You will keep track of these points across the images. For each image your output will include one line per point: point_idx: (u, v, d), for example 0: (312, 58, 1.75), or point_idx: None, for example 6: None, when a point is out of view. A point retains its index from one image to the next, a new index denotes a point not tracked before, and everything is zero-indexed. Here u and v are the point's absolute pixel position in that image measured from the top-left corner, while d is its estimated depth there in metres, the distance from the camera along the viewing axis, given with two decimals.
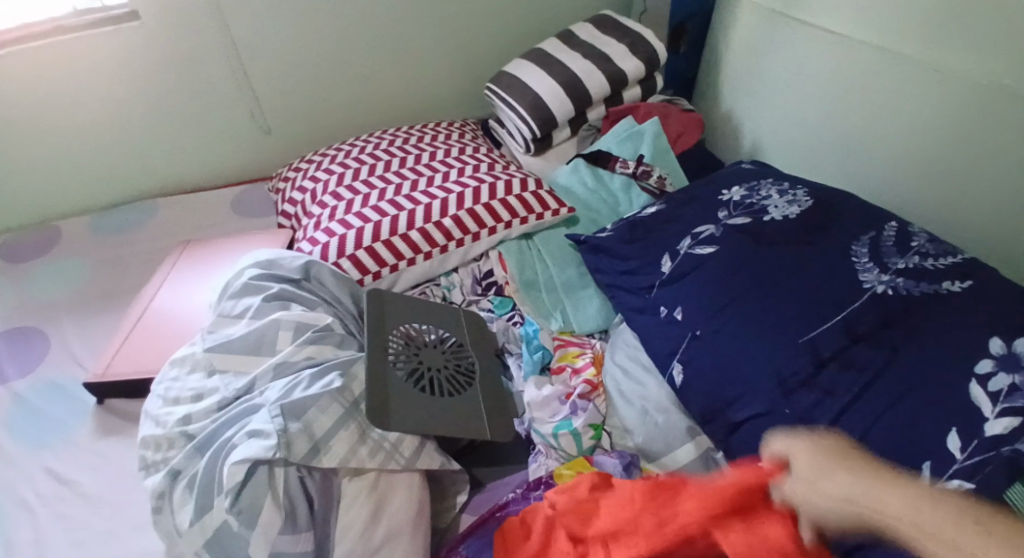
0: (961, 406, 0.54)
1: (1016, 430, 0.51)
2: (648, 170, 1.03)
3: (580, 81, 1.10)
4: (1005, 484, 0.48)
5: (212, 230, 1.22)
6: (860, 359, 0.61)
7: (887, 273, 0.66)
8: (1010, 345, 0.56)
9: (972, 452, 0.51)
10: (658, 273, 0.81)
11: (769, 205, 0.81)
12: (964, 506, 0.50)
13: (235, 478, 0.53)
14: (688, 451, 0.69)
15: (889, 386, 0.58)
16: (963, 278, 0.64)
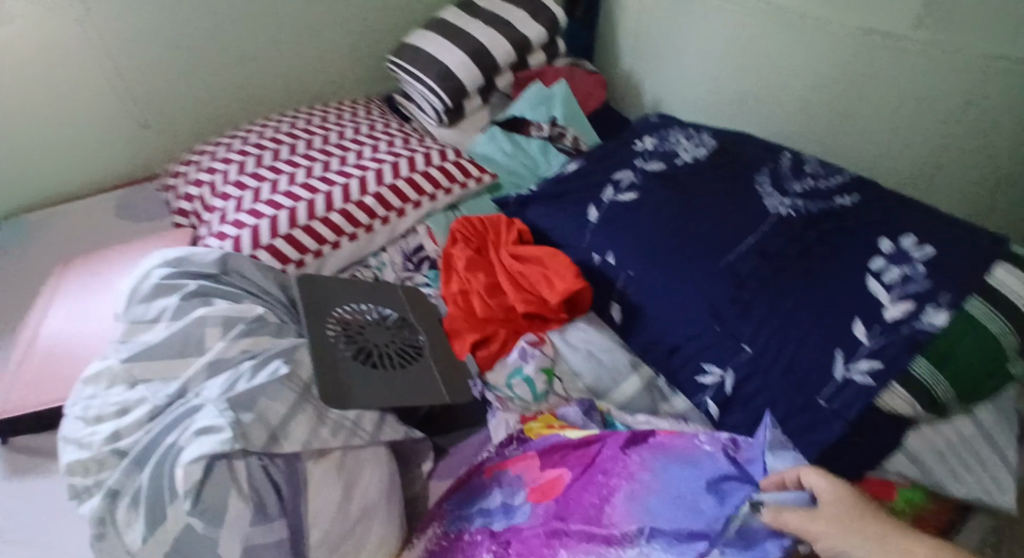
0: (865, 302, 0.61)
1: (911, 312, 0.59)
2: (562, 132, 1.06)
3: (486, 49, 1.10)
4: (908, 359, 0.58)
5: (102, 238, 1.11)
6: (773, 277, 0.67)
7: (788, 197, 0.72)
8: (897, 243, 0.63)
9: (875, 333, 0.60)
10: (587, 224, 0.85)
11: (678, 149, 0.85)
12: (874, 381, 0.58)
13: (192, 478, 0.47)
14: (634, 383, 0.78)
15: (803, 293, 0.65)
16: (851, 194, 0.70)
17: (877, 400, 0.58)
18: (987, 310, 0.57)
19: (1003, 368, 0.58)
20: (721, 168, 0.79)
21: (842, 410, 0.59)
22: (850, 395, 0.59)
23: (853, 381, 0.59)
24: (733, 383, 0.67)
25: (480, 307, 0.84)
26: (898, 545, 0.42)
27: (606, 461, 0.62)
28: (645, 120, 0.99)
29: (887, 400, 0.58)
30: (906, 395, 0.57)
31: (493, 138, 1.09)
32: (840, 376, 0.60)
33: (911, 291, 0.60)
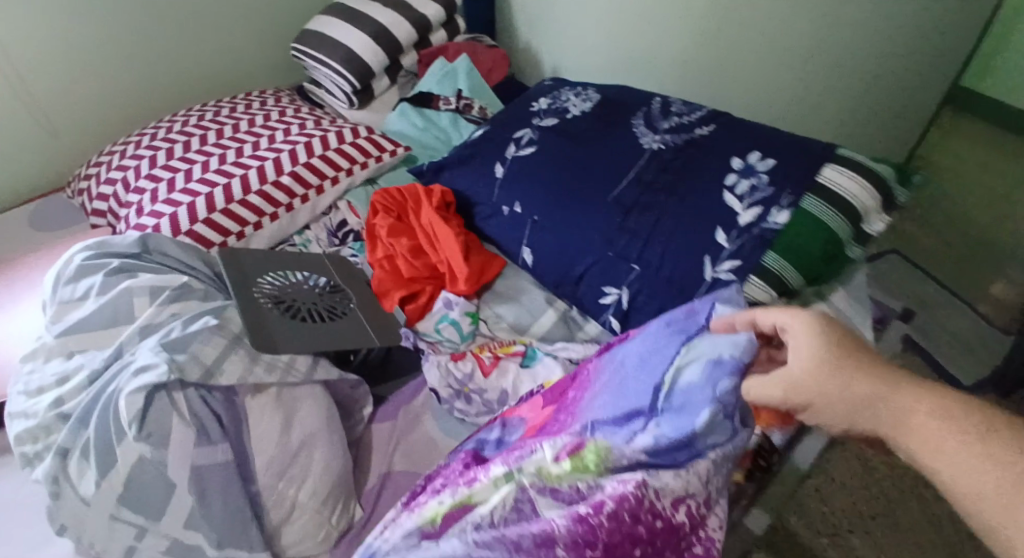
0: (723, 212, 0.72)
1: (760, 215, 0.70)
2: (469, 104, 1.13)
3: (387, 30, 1.16)
4: (760, 255, 0.69)
5: (17, 247, 1.09)
6: (651, 202, 0.77)
7: (660, 133, 0.82)
8: (745, 160, 0.74)
9: (733, 237, 0.71)
10: (494, 180, 0.93)
11: (568, 105, 0.94)
12: (736, 276, 0.69)
13: (134, 407, 0.52)
14: (550, 317, 0.87)
15: (674, 211, 0.75)
16: (710, 124, 0.81)
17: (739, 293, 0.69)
18: (820, 205, 0.69)
19: (840, 253, 0.70)
20: (603, 117, 0.89)
21: (714, 304, 0.70)
22: (719, 291, 0.70)
23: (719, 280, 0.70)
24: (628, 299, 0.77)
25: (405, 268, 0.90)
26: (889, 400, 0.38)
27: (583, 378, 0.62)
28: (540, 85, 1.06)
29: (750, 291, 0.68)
30: (763, 285, 0.68)
31: (403, 115, 1.15)
32: (710, 276, 0.71)
33: (758, 197, 0.71)
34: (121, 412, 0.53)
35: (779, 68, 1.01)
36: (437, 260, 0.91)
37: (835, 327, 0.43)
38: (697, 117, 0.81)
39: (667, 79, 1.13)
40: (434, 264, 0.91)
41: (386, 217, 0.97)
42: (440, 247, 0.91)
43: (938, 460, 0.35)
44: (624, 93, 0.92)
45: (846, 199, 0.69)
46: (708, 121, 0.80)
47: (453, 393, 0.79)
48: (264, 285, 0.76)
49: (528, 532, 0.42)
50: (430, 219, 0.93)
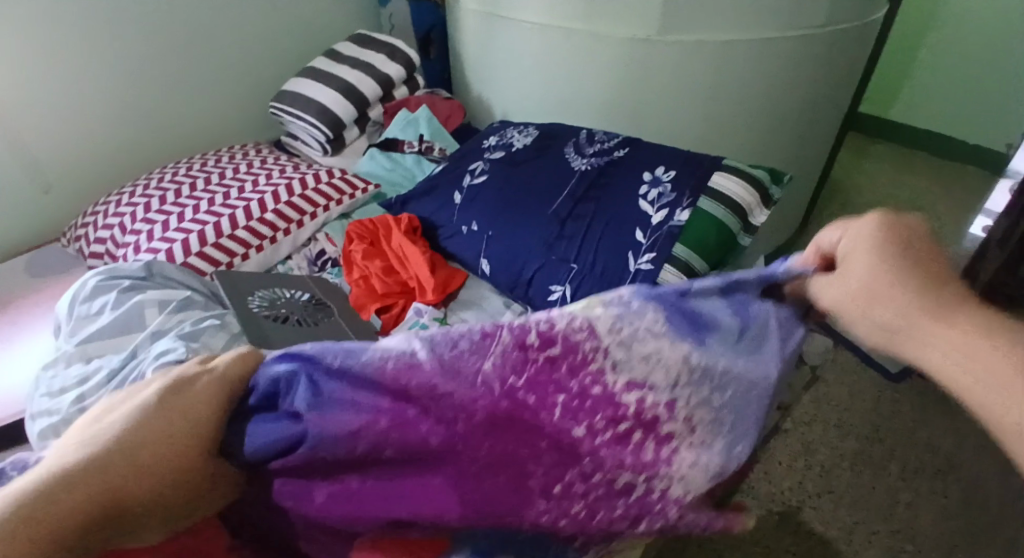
0: (639, 216, 0.88)
1: (669, 215, 0.86)
2: (430, 146, 1.30)
3: (355, 87, 1.34)
4: (671, 247, 0.84)
5: (16, 290, 1.17)
6: (582, 212, 0.93)
7: (588, 157, 0.99)
8: (654, 173, 0.91)
9: (649, 234, 0.86)
10: (453, 206, 1.07)
11: (513, 140, 1.11)
12: (653, 266, 0.85)
13: (160, 379, 0.65)
14: (508, 318, 1.00)
15: (601, 218, 0.91)
16: (628, 146, 0.98)
17: (657, 279, 0.84)
18: (710, 204, 0.86)
19: (734, 242, 0.86)
20: (542, 149, 1.06)
21: None
22: (641, 278, 0.85)
23: (640, 270, 0.85)
24: (570, 294, 0.91)
25: (379, 285, 1.03)
26: (913, 324, 0.42)
27: None
28: (489, 126, 1.23)
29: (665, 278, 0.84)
30: (674, 270, 0.84)
31: (372, 159, 1.30)
32: (633, 268, 0.86)
33: (666, 201, 0.87)
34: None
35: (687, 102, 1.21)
36: (407, 277, 1.05)
37: (893, 240, 0.46)
38: (616, 142, 0.98)
39: (592, 115, 1.30)
40: (403, 281, 1.05)
41: (361, 244, 1.10)
42: (409, 266, 1.05)
43: (962, 379, 0.39)
44: (560, 128, 1.09)
45: (735, 198, 0.86)
46: (625, 145, 0.98)
47: None
48: (257, 299, 0.89)
49: (470, 331, 0.49)
50: (400, 243, 1.08)
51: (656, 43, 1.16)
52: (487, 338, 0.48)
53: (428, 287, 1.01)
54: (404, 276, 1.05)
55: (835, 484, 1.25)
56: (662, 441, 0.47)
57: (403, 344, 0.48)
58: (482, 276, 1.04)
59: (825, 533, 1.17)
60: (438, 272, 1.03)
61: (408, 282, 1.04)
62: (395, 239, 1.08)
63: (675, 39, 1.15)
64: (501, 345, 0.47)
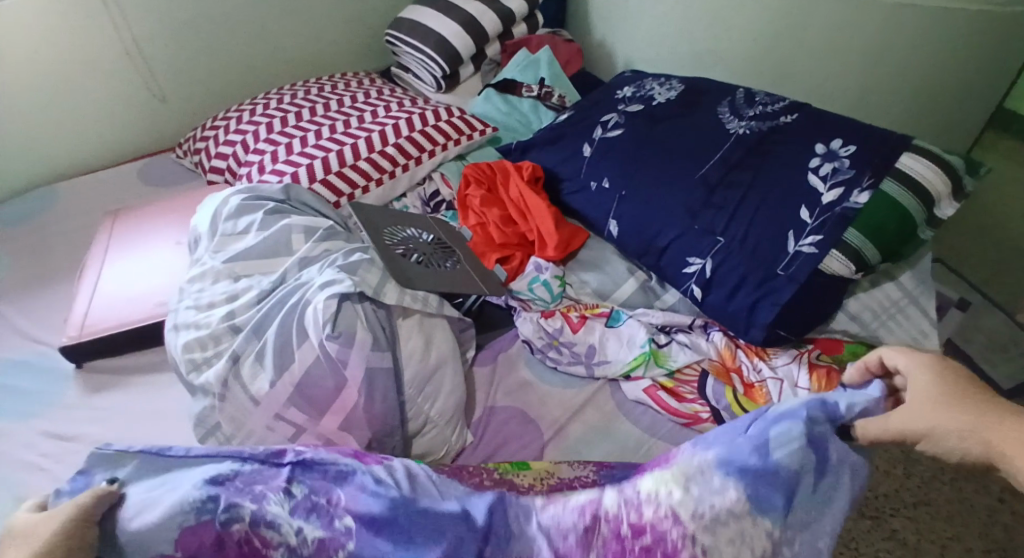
0: (806, 193, 0.81)
1: (840, 197, 0.79)
2: (549, 91, 1.22)
3: (477, 20, 1.26)
4: (841, 231, 0.77)
5: (131, 199, 1.18)
6: (736, 181, 0.86)
7: (745, 120, 0.91)
8: (827, 146, 0.83)
9: (816, 214, 0.79)
10: (583, 159, 1.01)
11: (654, 93, 1.03)
12: (817, 249, 0.78)
13: (328, 310, 0.62)
14: (631, 285, 0.95)
15: (759, 190, 0.84)
16: (792, 114, 0.90)
17: (819, 264, 0.77)
18: (895, 186, 0.79)
19: (909, 231, 0.79)
20: (687, 108, 0.97)
21: (795, 273, 0.78)
22: (801, 261, 0.78)
23: (801, 252, 0.79)
24: (712, 268, 0.84)
25: (498, 234, 0.98)
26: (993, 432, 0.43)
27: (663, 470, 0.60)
28: (620, 77, 1.15)
29: (827, 263, 0.77)
30: (840, 256, 0.77)
31: (488, 99, 1.24)
32: (792, 249, 0.79)
33: (839, 180, 0.80)
34: (318, 312, 0.62)
35: (841, 69, 1.10)
36: (526, 230, 1.00)
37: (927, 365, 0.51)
38: (780, 107, 0.90)
39: (726, 73, 1.20)
40: (523, 233, 1.00)
41: (477, 188, 1.05)
42: (528, 218, 1.00)
43: None
44: (707, 86, 1.01)
45: (920, 182, 0.79)
46: (791, 112, 0.89)
47: (545, 343, 0.87)
48: (389, 236, 0.85)
49: (576, 521, 0.52)
50: (521, 192, 1.02)
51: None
52: (590, 530, 0.51)
53: (551, 243, 0.96)
54: (522, 228, 1.00)
55: (928, 494, 1.18)
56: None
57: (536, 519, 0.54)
58: (607, 238, 0.99)
59: (918, 543, 1.12)
60: (562, 228, 0.98)
61: (527, 236, 0.99)
62: (516, 188, 1.02)
63: None
64: (602, 539, 0.51)
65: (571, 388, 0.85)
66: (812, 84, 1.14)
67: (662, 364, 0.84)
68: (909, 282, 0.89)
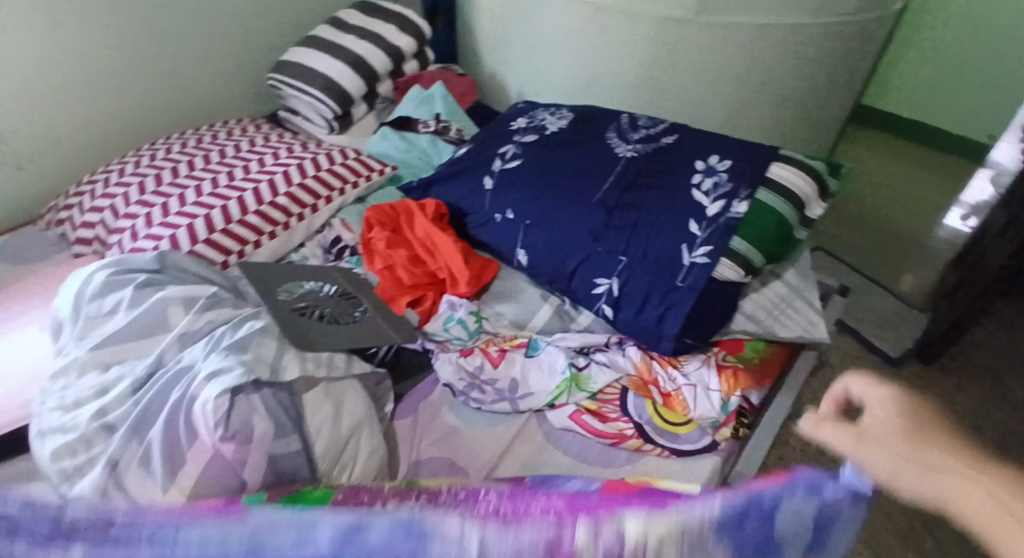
0: (694, 207, 0.86)
1: (723, 208, 0.85)
2: (446, 126, 1.23)
3: (363, 59, 1.25)
4: (728, 240, 0.83)
5: None
6: (631, 202, 0.89)
7: (632, 144, 0.96)
8: (707, 162, 0.89)
9: (704, 226, 0.84)
10: (485, 192, 1.02)
11: (546, 122, 1.06)
12: (709, 260, 0.82)
13: (218, 409, 0.57)
14: (546, 312, 0.96)
15: (651, 209, 0.87)
16: (673, 135, 0.96)
17: (713, 272, 0.82)
18: (772, 194, 0.85)
19: (789, 233, 0.86)
20: (579, 135, 1.01)
21: (693, 284, 0.82)
22: (697, 272, 0.82)
23: (696, 264, 0.83)
24: (618, 288, 0.87)
25: (407, 276, 0.96)
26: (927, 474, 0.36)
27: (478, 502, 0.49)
28: (513, 108, 1.17)
29: (720, 271, 0.82)
30: (731, 264, 0.82)
31: (384, 138, 1.22)
32: (687, 262, 0.83)
33: (720, 193, 0.86)
34: (206, 413, 0.57)
35: (713, 88, 1.18)
36: (436, 268, 0.98)
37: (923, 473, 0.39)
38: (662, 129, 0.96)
39: (610, 97, 1.25)
40: (433, 273, 0.98)
41: (381, 230, 1.02)
42: (436, 257, 0.99)
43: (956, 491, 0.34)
44: (594, 113, 1.05)
45: (791, 189, 0.86)
46: (672, 132, 0.95)
47: (467, 384, 0.85)
48: (286, 295, 0.82)
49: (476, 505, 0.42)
50: (426, 230, 1.01)
51: (687, 25, 1.11)
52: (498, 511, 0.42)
53: (460, 280, 0.95)
54: (431, 267, 0.99)
55: None
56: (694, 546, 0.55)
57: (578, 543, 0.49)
58: (517, 268, 1.00)
59: None
60: (471, 263, 0.98)
61: (437, 275, 0.98)
62: (421, 227, 1.01)
63: (712, 21, 1.10)
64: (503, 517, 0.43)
65: (499, 425, 0.83)
66: (689, 104, 1.21)
67: (584, 388, 0.84)
68: (794, 278, 0.96)
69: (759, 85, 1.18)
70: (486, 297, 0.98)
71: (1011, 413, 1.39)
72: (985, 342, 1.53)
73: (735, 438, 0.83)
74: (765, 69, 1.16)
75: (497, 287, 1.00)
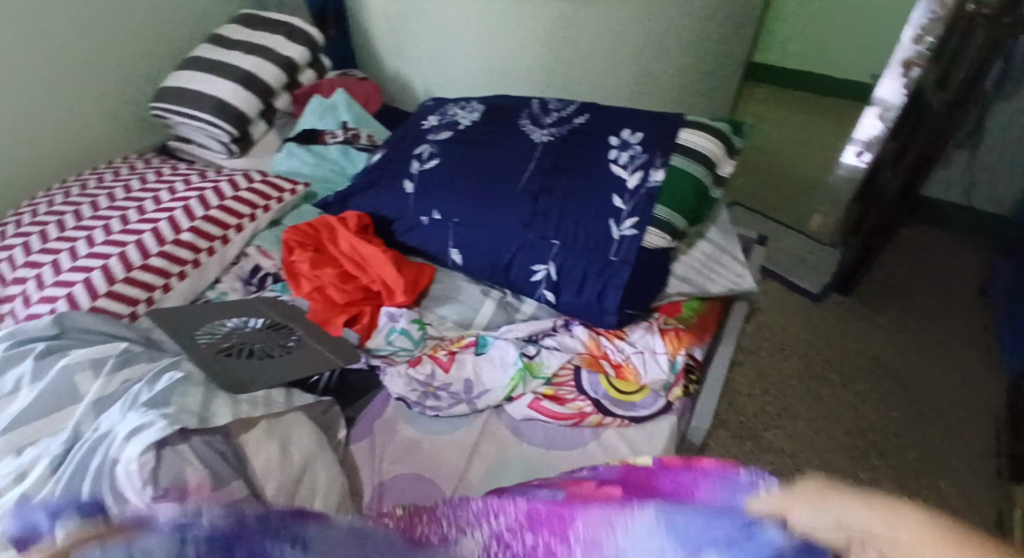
0: (615, 181, 0.87)
1: (643, 178, 0.87)
2: (355, 134, 1.20)
3: (255, 76, 1.18)
4: (651, 208, 0.85)
5: None
6: (554, 185, 0.90)
7: (546, 127, 0.97)
8: (620, 137, 0.91)
9: (627, 199, 0.86)
10: (407, 196, 0.99)
11: (457, 117, 1.04)
12: (637, 230, 0.84)
13: (145, 466, 0.53)
14: (488, 307, 0.96)
15: (575, 190, 0.88)
16: (584, 114, 0.97)
17: (643, 242, 0.84)
18: (683, 159, 0.88)
19: (705, 193, 0.89)
20: (492, 127, 1.00)
21: (625, 255, 0.84)
22: (627, 244, 0.84)
23: (625, 236, 0.85)
24: (555, 271, 0.87)
25: (339, 295, 0.92)
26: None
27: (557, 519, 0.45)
28: (422, 106, 1.15)
29: (649, 239, 0.85)
30: (657, 231, 0.84)
31: (292, 154, 1.16)
32: (617, 235, 0.85)
33: (637, 164, 0.88)
34: (133, 475, 0.53)
35: (613, 63, 1.21)
36: (368, 281, 0.96)
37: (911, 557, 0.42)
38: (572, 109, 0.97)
39: (516, 84, 1.25)
40: (365, 287, 0.96)
41: (304, 251, 0.98)
42: (366, 270, 0.96)
43: None
44: (504, 102, 1.04)
45: (702, 152, 0.89)
46: (582, 112, 0.97)
47: (421, 394, 0.83)
48: (209, 338, 0.77)
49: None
50: (351, 244, 0.98)
51: (581, 5, 1.12)
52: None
53: (395, 290, 0.93)
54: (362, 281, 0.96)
55: (786, 401, 1.35)
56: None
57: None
58: (452, 267, 0.99)
59: (791, 446, 1.26)
60: (405, 271, 0.95)
61: (370, 288, 0.95)
62: (347, 241, 0.97)
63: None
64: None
65: (458, 429, 0.82)
66: (594, 81, 1.23)
67: (538, 375, 0.85)
68: (716, 235, 1.00)
69: (656, 56, 1.22)
70: (426, 303, 0.97)
71: (919, 323, 1.52)
72: (891, 265, 1.66)
73: (686, 396, 0.86)
74: (660, 40, 1.20)
75: (435, 290, 0.99)
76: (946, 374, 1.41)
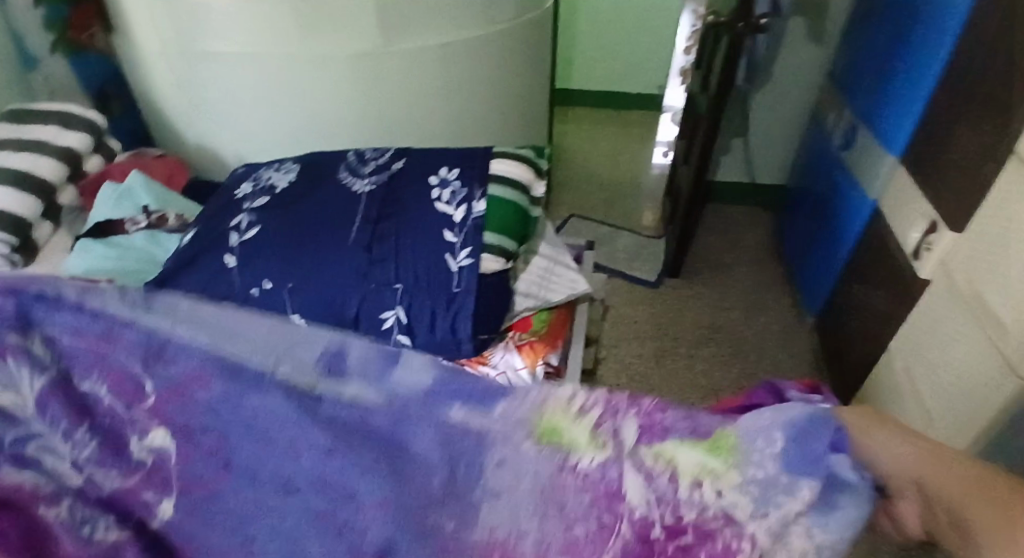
0: (442, 218, 0.91)
1: (469, 211, 0.91)
2: (161, 216, 1.11)
3: (29, 173, 1.05)
4: (481, 236, 0.89)
5: None
6: (385, 231, 0.90)
7: (365, 178, 0.98)
8: (439, 176, 0.95)
9: (457, 232, 0.89)
10: (231, 271, 0.93)
11: (271, 181, 1.02)
12: (472, 259, 0.88)
13: None
14: None
15: (406, 231, 0.90)
16: (401, 159, 1.00)
17: (480, 269, 0.88)
18: (496, 187, 0.94)
19: (526, 215, 0.96)
20: (310, 185, 0.98)
21: (467, 285, 0.87)
22: (466, 273, 0.87)
23: (462, 268, 0.87)
24: (404, 315, 0.87)
25: None
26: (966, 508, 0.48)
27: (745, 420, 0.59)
28: (232, 175, 1.10)
29: (485, 266, 0.88)
30: (491, 257, 0.89)
31: (84, 251, 1.02)
32: (455, 268, 0.87)
33: (460, 198, 0.92)
34: None
35: (423, 107, 1.26)
36: None
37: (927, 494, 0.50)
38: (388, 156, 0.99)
39: (331, 140, 1.25)
40: None
41: None
42: None
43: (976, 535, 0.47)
44: (319, 159, 1.04)
45: (515, 178, 0.96)
46: (399, 158, 0.99)
47: None
48: None
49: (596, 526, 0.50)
50: None
51: (382, 57, 1.15)
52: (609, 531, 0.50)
53: None
54: None
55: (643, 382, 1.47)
56: (736, 544, 0.47)
57: (456, 434, 0.59)
58: None
59: None
60: None
61: None
62: None
63: (402, 49, 1.16)
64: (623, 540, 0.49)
65: None
66: (407, 127, 1.27)
67: None
68: (546, 248, 1.07)
69: (462, 95, 1.29)
70: None
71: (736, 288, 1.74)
72: (705, 243, 1.89)
73: None
74: (464, 82, 1.27)
75: None
76: (757, 321, 1.65)
